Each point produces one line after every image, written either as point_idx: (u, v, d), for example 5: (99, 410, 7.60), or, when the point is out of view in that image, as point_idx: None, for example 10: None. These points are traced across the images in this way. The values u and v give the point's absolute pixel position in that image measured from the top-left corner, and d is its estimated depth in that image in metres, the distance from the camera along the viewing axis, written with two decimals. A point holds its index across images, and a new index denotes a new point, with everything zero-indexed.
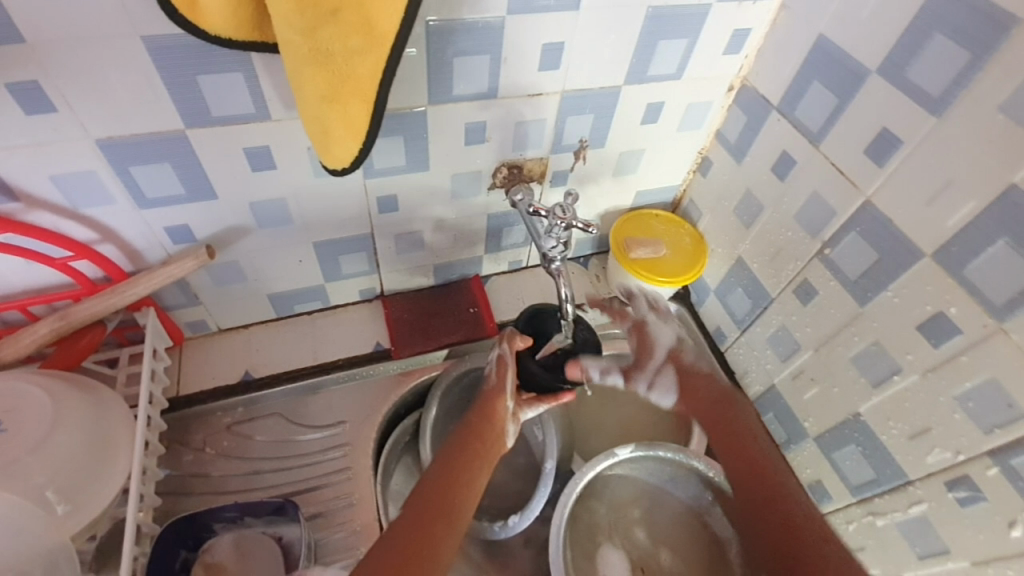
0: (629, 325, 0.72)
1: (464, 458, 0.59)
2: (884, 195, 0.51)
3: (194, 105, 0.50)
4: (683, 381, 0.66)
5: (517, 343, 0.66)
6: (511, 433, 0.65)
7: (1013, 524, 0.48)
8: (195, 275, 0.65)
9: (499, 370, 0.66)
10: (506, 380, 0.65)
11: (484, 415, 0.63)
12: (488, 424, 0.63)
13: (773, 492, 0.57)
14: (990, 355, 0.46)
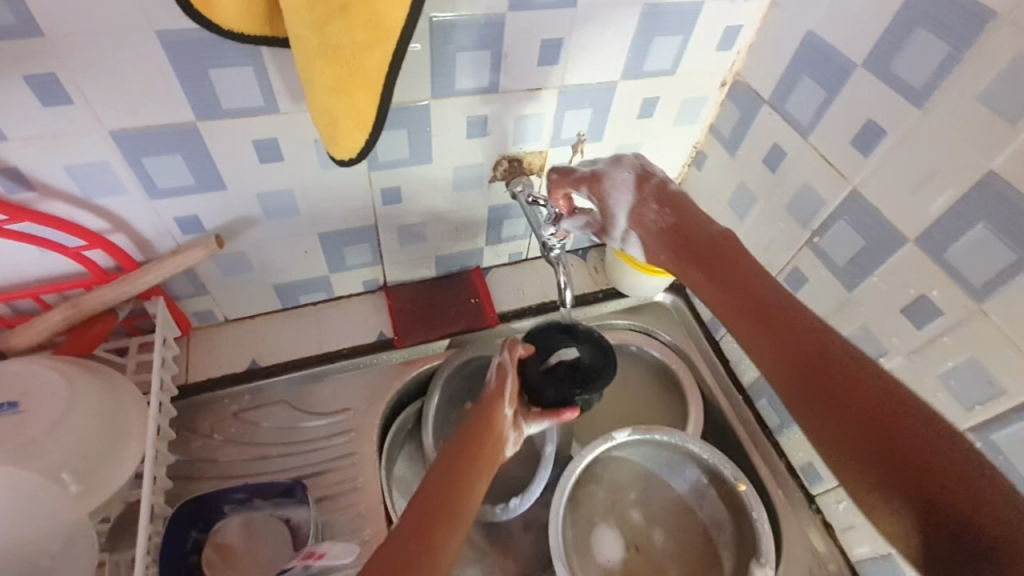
0: (585, 187, 0.64)
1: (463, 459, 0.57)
2: (871, 185, 0.53)
3: (205, 98, 0.51)
4: (654, 246, 0.61)
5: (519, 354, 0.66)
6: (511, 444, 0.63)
7: None
8: (204, 265, 0.67)
9: (499, 378, 0.65)
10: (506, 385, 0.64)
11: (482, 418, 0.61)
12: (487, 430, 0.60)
13: (773, 315, 0.49)
14: (970, 334, 0.48)
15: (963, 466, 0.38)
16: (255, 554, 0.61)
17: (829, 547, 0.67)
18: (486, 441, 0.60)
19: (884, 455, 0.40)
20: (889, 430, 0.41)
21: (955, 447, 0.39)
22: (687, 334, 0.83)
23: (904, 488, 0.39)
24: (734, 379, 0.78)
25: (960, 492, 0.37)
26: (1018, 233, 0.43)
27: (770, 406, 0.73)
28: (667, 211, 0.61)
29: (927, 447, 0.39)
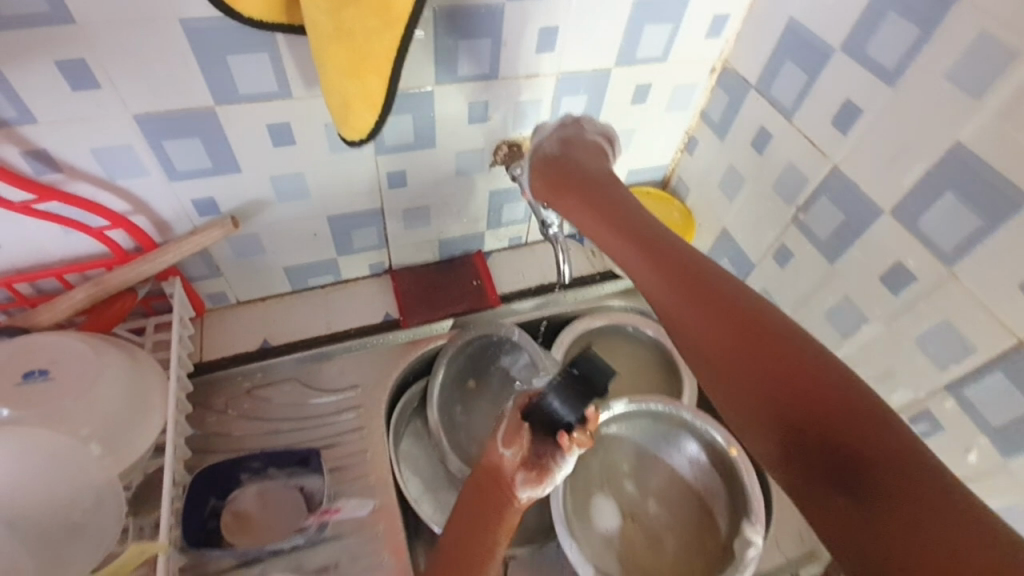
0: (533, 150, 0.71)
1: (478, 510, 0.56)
2: (850, 161, 0.57)
3: (224, 84, 0.55)
4: (541, 174, 0.63)
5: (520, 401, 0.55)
6: (523, 486, 0.54)
7: (970, 451, 0.53)
8: (219, 247, 0.70)
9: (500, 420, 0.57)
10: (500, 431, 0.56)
11: (485, 466, 0.56)
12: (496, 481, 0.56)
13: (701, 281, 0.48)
14: (943, 298, 0.51)
15: (841, 393, 0.39)
16: (269, 520, 0.64)
17: None
18: (497, 488, 0.56)
19: (768, 379, 0.42)
20: (776, 356, 0.42)
21: (834, 375, 0.40)
22: None
23: (784, 422, 0.41)
24: None
25: (824, 405, 0.39)
26: (983, 199, 0.46)
27: None
28: (562, 146, 0.63)
29: (813, 381, 0.40)
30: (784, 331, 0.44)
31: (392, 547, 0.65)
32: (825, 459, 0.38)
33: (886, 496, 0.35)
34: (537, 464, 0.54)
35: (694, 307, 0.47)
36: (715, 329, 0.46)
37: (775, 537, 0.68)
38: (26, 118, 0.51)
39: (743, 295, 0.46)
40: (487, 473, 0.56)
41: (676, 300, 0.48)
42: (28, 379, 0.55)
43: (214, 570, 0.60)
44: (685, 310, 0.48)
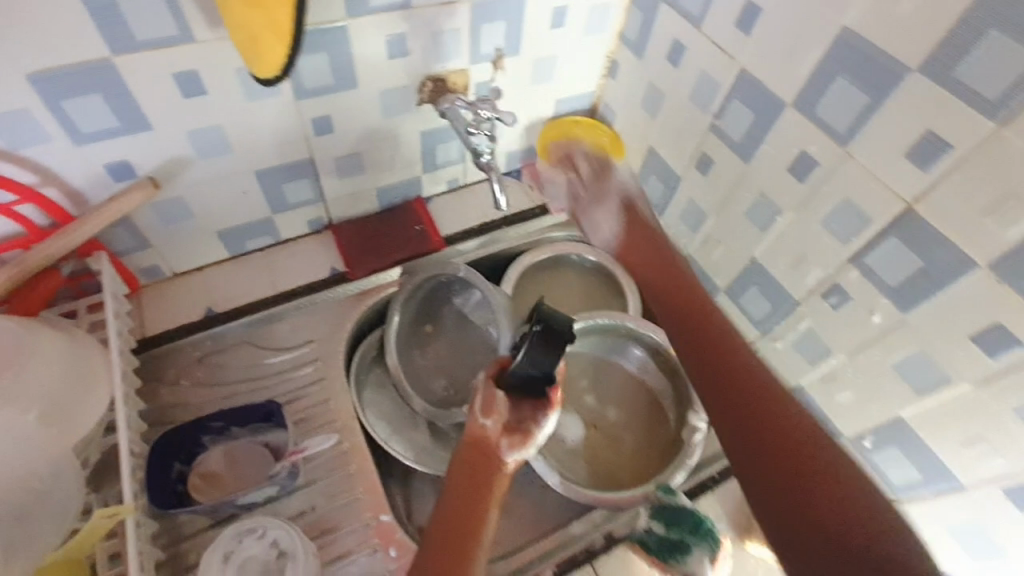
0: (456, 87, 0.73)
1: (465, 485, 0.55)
2: (754, 61, 0.60)
3: (118, 30, 0.51)
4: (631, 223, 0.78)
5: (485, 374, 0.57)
6: (510, 451, 0.56)
7: (873, 312, 0.57)
8: (142, 215, 0.67)
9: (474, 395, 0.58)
10: (478, 401, 0.57)
11: (470, 439, 0.57)
12: (483, 451, 0.57)
13: (720, 344, 0.63)
14: (842, 177, 0.55)
15: (812, 434, 0.53)
16: (238, 477, 0.65)
17: None
18: (485, 460, 0.56)
19: (775, 444, 0.54)
20: (800, 448, 0.53)
21: (801, 419, 0.55)
22: None
23: (785, 469, 0.52)
24: None
25: (787, 440, 0.53)
26: (867, 77, 0.50)
27: None
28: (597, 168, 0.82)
29: (825, 463, 0.51)
30: (768, 381, 0.58)
31: (365, 486, 0.67)
32: (800, 518, 0.49)
33: (820, 483, 0.50)
34: (518, 427, 0.56)
35: (711, 360, 0.62)
36: (711, 372, 0.61)
37: None
38: None
39: (729, 334, 0.64)
40: (473, 444, 0.57)
41: (692, 342, 0.65)
42: None
43: (189, 530, 0.62)
44: (696, 337, 0.65)
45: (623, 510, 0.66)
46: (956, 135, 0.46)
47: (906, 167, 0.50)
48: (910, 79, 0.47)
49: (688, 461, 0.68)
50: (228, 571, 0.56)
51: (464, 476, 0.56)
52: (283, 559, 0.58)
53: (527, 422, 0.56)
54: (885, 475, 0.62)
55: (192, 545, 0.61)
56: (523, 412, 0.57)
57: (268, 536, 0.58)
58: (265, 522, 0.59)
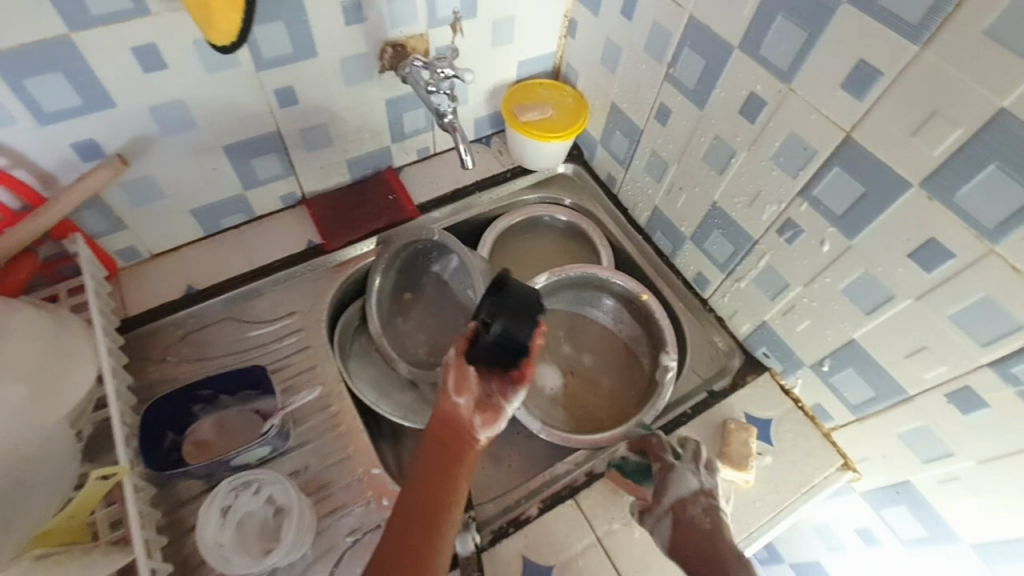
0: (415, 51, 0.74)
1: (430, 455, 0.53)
2: (701, 6, 0.62)
3: (70, 4, 0.52)
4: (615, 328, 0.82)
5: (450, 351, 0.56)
6: (484, 429, 0.53)
7: (823, 241, 0.60)
8: (113, 195, 0.68)
9: (446, 372, 0.55)
10: (451, 379, 0.54)
11: (439, 414, 0.54)
12: (451, 426, 0.53)
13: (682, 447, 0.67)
14: (788, 113, 0.58)
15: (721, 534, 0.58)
16: (230, 444, 0.66)
17: (729, 343, 0.79)
18: (455, 436, 0.53)
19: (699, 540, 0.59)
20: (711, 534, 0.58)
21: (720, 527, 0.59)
22: (589, 196, 0.92)
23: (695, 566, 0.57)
24: (633, 222, 0.88)
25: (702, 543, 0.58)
26: (803, 12, 0.52)
27: (664, 237, 0.83)
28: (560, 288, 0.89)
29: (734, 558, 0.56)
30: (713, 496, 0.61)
31: (356, 443, 0.69)
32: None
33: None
34: (488, 404, 0.54)
35: (693, 540, 0.57)
36: (692, 549, 0.56)
37: (690, 365, 0.79)
38: None
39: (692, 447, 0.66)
40: (442, 420, 0.54)
41: (676, 543, 0.58)
42: None
43: (186, 496, 0.63)
44: (680, 546, 0.57)
45: (601, 450, 0.70)
46: (886, 61, 0.48)
47: (843, 98, 0.52)
48: (841, 10, 0.49)
49: (660, 399, 0.73)
50: (228, 526, 0.58)
51: (433, 446, 0.53)
52: (281, 514, 0.60)
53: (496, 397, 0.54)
54: (842, 394, 0.67)
55: (190, 509, 0.63)
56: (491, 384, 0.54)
57: (264, 492, 0.60)
58: (260, 478, 0.61)
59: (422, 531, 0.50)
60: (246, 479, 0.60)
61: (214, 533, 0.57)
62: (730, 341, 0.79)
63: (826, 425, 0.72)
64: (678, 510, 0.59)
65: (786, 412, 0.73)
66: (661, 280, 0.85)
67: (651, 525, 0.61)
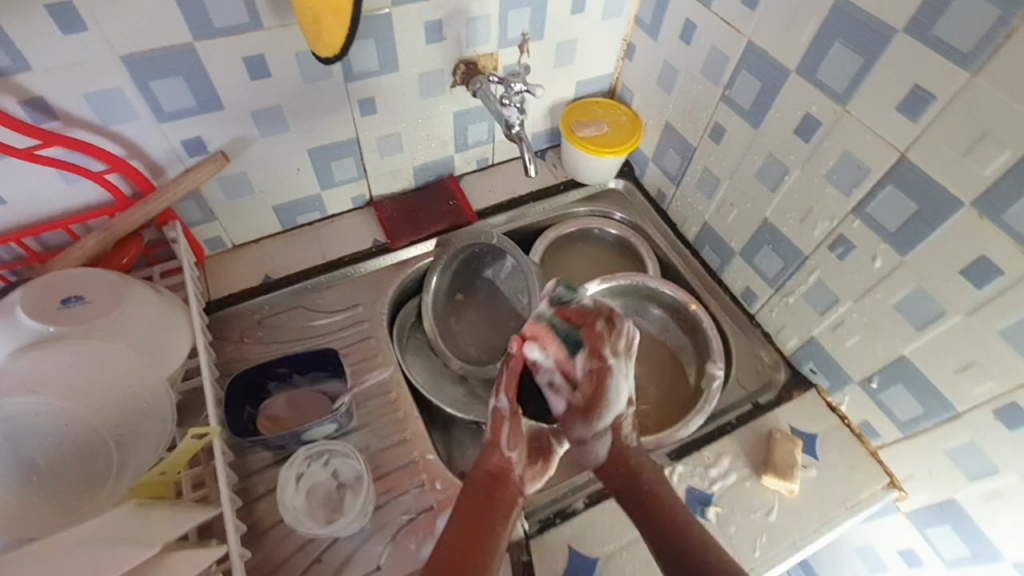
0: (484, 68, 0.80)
1: (470, 510, 0.58)
2: (760, 32, 0.65)
3: (199, 18, 0.59)
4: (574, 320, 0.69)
5: (508, 391, 0.64)
6: (532, 481, 0.63)
7: (875, 257, 0.62)
8: (210, 188, 0.75)
9: (494, 425, 0.64)
10: (503, 433, 0.63)
11: (488, 467, 0.61)
12: (498, 478, 0.61)
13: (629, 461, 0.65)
14: (844, 133, 0.61)
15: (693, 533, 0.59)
16: (300, 419, 0.72)
17: (774, 358, 0.80)
18: (499, 485, 0.60)
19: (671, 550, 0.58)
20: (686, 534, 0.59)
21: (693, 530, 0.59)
22: (638, 210, 0.96)
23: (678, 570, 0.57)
24: (681, 237, 0.92)
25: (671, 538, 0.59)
26: (862, 40, 0.55)
27: (713, 251, 0.86)
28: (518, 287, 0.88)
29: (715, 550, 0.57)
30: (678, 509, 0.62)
31: (412, 428, 0.73)
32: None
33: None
34: (539, 451, 0.66)
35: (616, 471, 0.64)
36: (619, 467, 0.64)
37: (736, 377, 0.80)
38: (20, 65, 0.55)
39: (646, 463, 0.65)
40: (490, 473, 0.61)
41: (607, 464, 0.65)
42: (66, 304, 0.60)
43: (257, 465, 0.68)
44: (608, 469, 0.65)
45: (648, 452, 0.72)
46: (942, 86, 0.51)
47: (899, 119, 0.55)
48: (899, 38, 0.52)
49: (707, 406, 0.75)
50: (301, 491, 0.65)
51: (474, 500, 0.58)
52: (343, 489, 0.67)
53: (547, 445, 0.66)
54: (891, 411, 0.68)
55: (260, 478, 0.68)
56: (541, 434, 0.67)
57: (333, 464, 0.67)
58: (330, 451, 0.67)
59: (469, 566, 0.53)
60: (319, 450, 0.67)
61: (290, 494, 0.64)
62: (776, 355, 0.80)
63: (872, 442, 0.72)
64: (615, 431, 0.65)
65: (831, 427, 0.74)
66: (708, 293, 0.87)
67: (588, 446, 0.66)
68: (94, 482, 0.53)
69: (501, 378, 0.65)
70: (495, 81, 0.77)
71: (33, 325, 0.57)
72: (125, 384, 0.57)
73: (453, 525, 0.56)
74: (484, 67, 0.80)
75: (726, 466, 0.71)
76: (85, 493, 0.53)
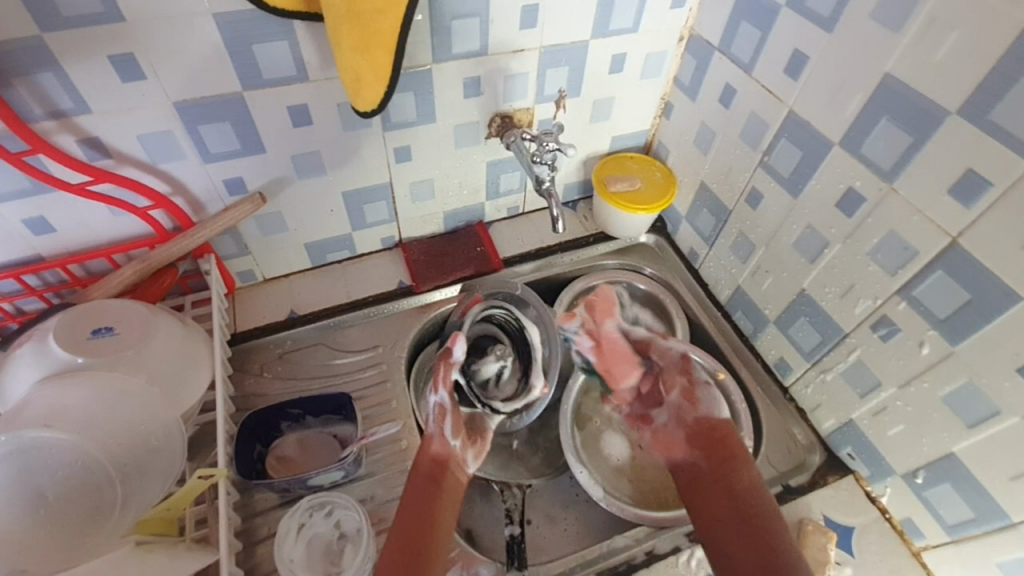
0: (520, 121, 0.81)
1: (422, 489, 0.62)
2: (802, 102, 0.64)
3: (249, 70, 0.62)
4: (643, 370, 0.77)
5: (447, 385, 0.69)
6: (473, 460, 0.68)
7: (922, 344, 0.58)
8: (246, 225, 0.78)
9: (438, 418, 0.68)
10: (446, 424, 0.67)
11: (432, 455, 0.65)
12: (442, 464, 0.65)
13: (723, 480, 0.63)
14: (888, 211, 0.58)
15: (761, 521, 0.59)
16: (308, 463, 0.71)
17: (808, 437, 0.75)
18: (441, 469, 0.65)
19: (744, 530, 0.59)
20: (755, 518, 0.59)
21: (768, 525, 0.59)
22: (668, 267, 0.94)
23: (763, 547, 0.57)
24: (713, 299, 0.89)
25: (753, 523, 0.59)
26: (910, 119, 0.53)
27: (745, 316, 0.83)
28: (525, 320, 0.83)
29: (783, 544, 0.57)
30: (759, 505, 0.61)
31: None
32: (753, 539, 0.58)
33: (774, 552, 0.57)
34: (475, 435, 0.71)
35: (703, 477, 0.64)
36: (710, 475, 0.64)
37: (765, 454, 0.75)
38: (81, 107, 0.59)
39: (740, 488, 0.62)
40: (434, 459, 0.65)
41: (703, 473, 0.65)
42: (96, 334, 0.62)
43: (261, 507, 0.67)
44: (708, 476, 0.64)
45: (664, 530, 0.69)
46: (998, 173, 0.48)
47: (950, 204, 0.52)
48: (951, 120, 0.50)
49: None
50: (301, 541, 0.64)
51: (424, 484, 0.62)
52: (344, 541, 0.65)
53: (479, 425, 0.73)
54: (937, 512, 0.63)
55: (263, 520, 0.67)
56: (476, 415, 0.74)
57: (335, 515, 0.65)
58: (333, 501, 0.66)
59: (418, 541, 0.58)
60: (322, 501, 0.66)
61: (289, 547, 0.63)
62: (811, 436, 0.75)
63: (916, 542, 0.67)
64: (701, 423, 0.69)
65: (869, 522, 0.68)
66: (737, 359, 0.83)
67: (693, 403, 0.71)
68: (100, 513, 0.52)
69: (438, 374, 0.70)
70: (528, 138, 0.78)
71: (62, 354, 0.59)
72: (140, 419, 0.58)
73: (405, 508, 0.60)
74: (520, 121, 0.81)
75: None
76: (89, 526, 0.51)
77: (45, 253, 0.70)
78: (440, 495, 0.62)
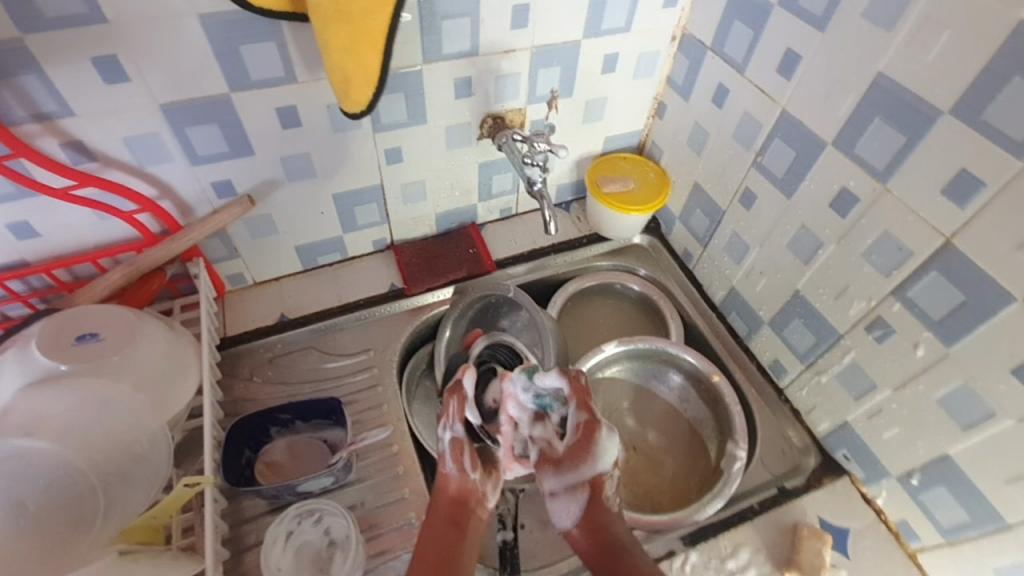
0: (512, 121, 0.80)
1: (443, 534, 0.58)
2: (796, 101, 0.63)
3: (236, 71, 0.61)
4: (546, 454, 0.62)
5: (463, 419, 0.62)
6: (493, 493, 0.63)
7: (917, 345, 0.57)
8: (235, 228, 0.77)
9: (455, 453, 0.61)
10: (465, 458, 0.61)
11: (452, 493, 0.61)
12: (462, 503, 0.60)
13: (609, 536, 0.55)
14: (882, 212, 0.57)
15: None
16: (298, 468, 0.70)
17: (803, 439, 0.75)
18: (462, 507, 0.60)
19: None
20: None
21: None
22: (661, 268, 0.93)
23: None
24: (707, 300, 0.88)
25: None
26: (903, 118, 0.53)
27: (739, 318, 0.82)
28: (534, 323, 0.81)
29: None
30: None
31: (411, 486, 0.71)
32: None
33: None
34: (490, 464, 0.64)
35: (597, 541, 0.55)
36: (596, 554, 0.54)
37: (760, 457, 0.75)
38: (65, 110, 0.58)
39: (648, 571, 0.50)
40: (454, 498, 0.60)
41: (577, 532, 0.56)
42: (80, 341, 0.61)
43: (250, 514, 0.67)
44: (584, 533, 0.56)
45: (659, 533, 0.68)
46: (991, 173, 0.47)
47: (943, 204, 0.51)
48: (944, 120, 0.49)
49: (726, 489, 0.69)
50: (289, 549, 0.63)
51: (443, 528, 0.58)
52: (334, 547, 0.64)
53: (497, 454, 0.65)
54: (932, 515, 0.63)
55: (252, 528, 0.66)
56: (485, 450, 0.64)
57: (324, 522, 0.65)
58: (322, 508, 0.66)
59: None
60: (311, 507, 0.66)
61: (277, 555, 0.62)
62: (806, 438, 0.75)
63: (911, 545, 0.66)
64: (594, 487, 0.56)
65: (864, 525, 0.68)
66: (732, 360, 0.82)
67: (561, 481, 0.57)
68: (81, 524, 0.51)
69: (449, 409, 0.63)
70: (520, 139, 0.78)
71: (45, 361, 0.58)
72: (124, 427, 0.57)
73: (424, 554, 0.56)
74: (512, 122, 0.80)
75: (745, 560, 0.66)
76: (70, 537, 0.50)
77: (31, 258, 0.69)
78: (462, 538, 0.58)
